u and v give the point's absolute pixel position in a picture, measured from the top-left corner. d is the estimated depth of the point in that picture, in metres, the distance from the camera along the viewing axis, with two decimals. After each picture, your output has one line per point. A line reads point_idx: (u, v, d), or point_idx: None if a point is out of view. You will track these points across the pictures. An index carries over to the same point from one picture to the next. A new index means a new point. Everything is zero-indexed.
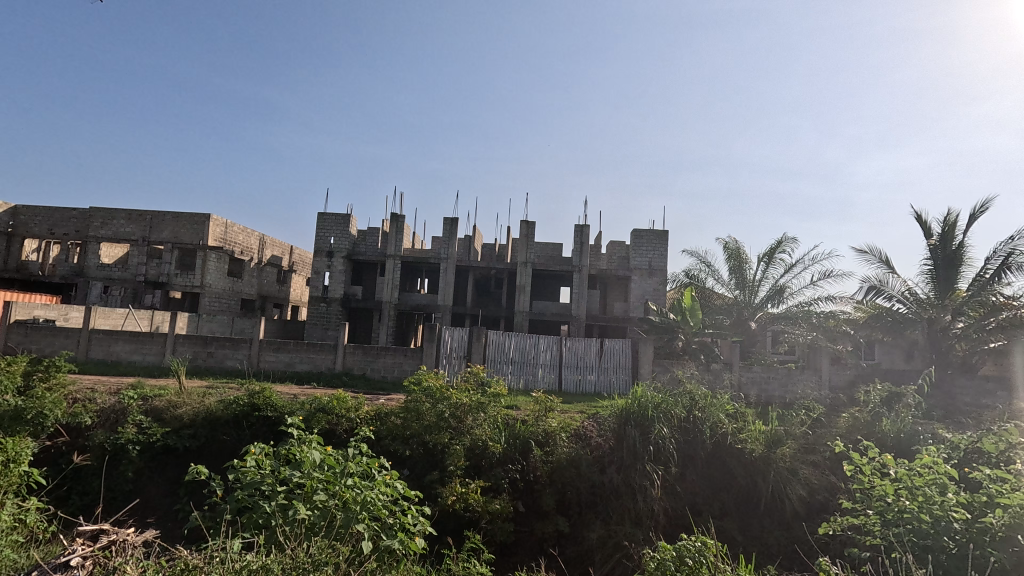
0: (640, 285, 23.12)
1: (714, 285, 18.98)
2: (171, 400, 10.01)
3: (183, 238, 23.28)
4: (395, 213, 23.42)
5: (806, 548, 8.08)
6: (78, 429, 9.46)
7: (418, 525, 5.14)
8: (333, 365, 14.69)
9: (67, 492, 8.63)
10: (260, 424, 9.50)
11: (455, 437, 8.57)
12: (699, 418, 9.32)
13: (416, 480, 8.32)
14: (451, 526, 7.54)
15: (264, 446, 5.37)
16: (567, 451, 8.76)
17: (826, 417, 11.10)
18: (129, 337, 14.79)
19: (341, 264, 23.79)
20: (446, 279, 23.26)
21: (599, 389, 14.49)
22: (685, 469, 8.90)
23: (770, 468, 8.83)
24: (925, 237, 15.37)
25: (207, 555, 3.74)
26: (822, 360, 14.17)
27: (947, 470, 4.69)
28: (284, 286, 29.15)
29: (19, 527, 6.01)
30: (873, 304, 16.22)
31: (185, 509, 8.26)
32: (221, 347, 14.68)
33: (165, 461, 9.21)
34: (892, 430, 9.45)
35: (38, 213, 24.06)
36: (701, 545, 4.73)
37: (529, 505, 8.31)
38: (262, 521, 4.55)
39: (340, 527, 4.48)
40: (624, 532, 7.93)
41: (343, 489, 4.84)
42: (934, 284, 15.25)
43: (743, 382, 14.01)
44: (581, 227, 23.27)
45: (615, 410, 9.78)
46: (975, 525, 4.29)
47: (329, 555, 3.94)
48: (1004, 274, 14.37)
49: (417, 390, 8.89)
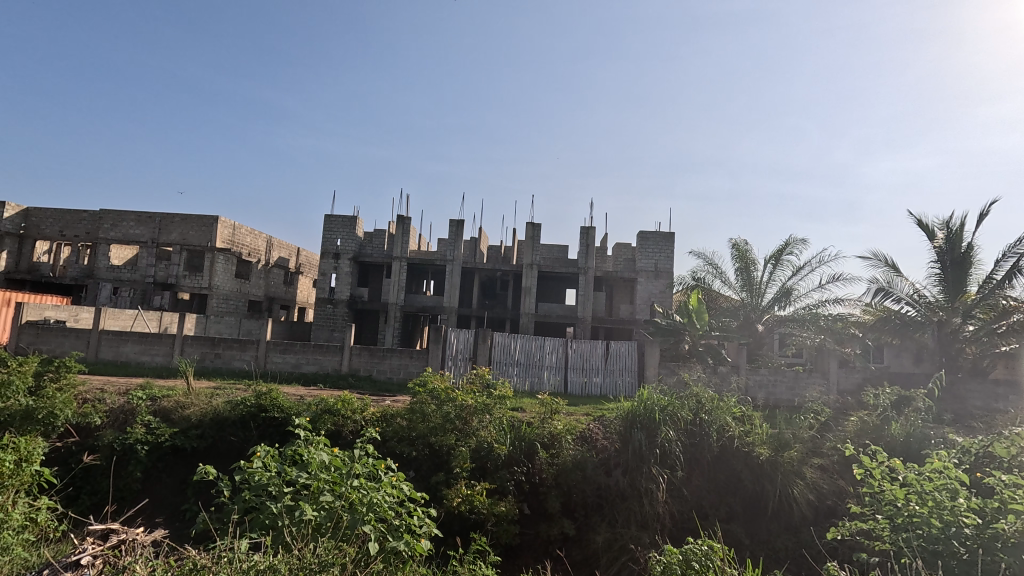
0: (647, 287, 23.05)
1: (720, 287, 18.92)
2: (179, 400, 10.08)
3: (191, 240, 23.45)
4: (401, 215, 23.51)
5: (813, 552, 8.05)
6: (87, 429, 9.53)
7: (423, 527, 5.12)
8: (339, 366, 14.77)
9: (77, 492, 8.71)
10: (267, 425, 9.54)
11: (461, 439, 8.59)
12: (705, 421, 9.28)
13: (423, 482, 8.36)
14: (457, 527, 7.55)
15: (271, 447, 5.38)
16: (573, 453, 8.74)
17: (833, 421, 11.00)
18: (138, 338, 14.91)
19: (348, 265, 23.87)
20: (452, 281, 23.31)
21: (605, 392, 14.47)
22: (691, 473, 8.85)
23: (778, 472, 8.75)
24: (931, 240, 15.28)
25: (215, 555, 3.77)
26: (830, 363, 14.09)
27: (958, 474, 4.61)
28: (291, 287, 29.30)
29: (31, 526, 6.09)
30: (881, 307, 16.11)
31: (193, 510, 8.33)
32: (229, 348, 14.79)
33: (172, 462, 9.28)
34: (901, 434, 9.39)
35: (49, 215, 24.32)
36: (708, 549, 4.73)
37: (535, 507, 8.31)
38: (268, 522, 4.57)
39: (346, 528, 4.52)
40: (630, 535, 7.90)
41: (349, 490, 4.85)
42: (943, 287, 15.18)
43: (750, 385, 13.94)
44: (587, 229, 23.25)
45: (621, 412, 9.74)
46: (987, 530, 4.24)
47: (336, 555, 3.98)
48: (1015, 277, 14.24)
49: (421, 393, 8.95)
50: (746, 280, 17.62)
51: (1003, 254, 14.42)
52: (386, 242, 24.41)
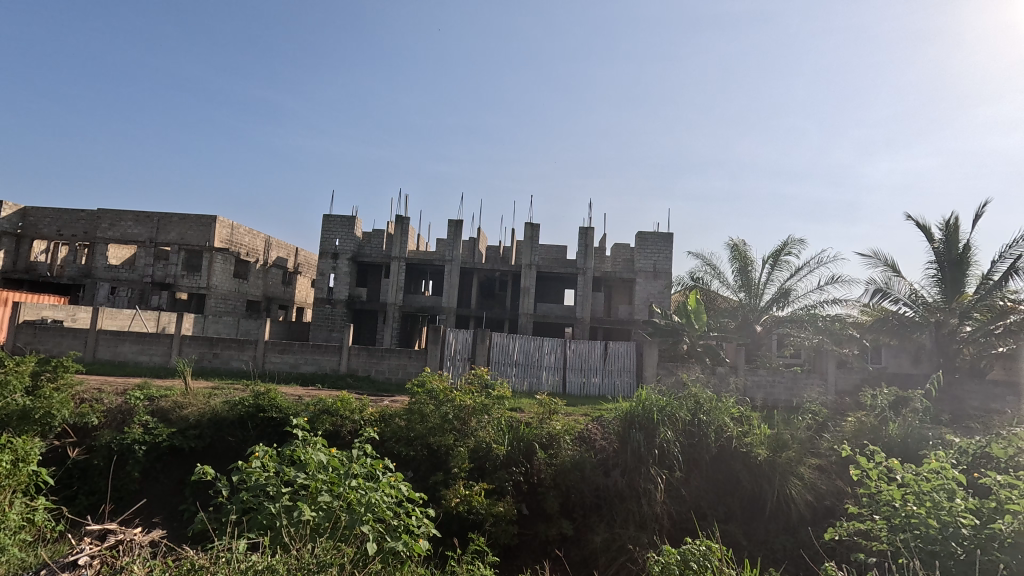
0: (645, 288, 23.05)
1: (719, 287, 18.95)
2: (177, 400, 10.07)
3: (190, 239, 23.41)
4: (400, 215, 23.49)
5: (812, 553, 8.05)
6: (85, 429, 9.51)
7: (421, 528, 5.11)
8: (338, 366, 14.75)
9: (74, 492, 8.69)
10: (266, 425, 9.52)
11: (459, 439, 8.58)
12: (703, 421, 9.29)
13: (421, 483, 8.36)
14: (455, 527, 7.55)
15: (269, 447, 5.36)
16: (571, 453, 8.73)
17: (832, 421, 11.03)
18: (136, 337, 14.88)
19: (346, 265, 23.83)
20: (451, 281, 23.30)
21: (604, 392, 14.45)
22: (689, 473, 8.85)
23: (776, 472, 8.76)
24: (928, 242, 15.31)
25: (213, 555, 3.76)
26: (828, 364, 14.11)
27: (955, 475, 4.62)
28: (289, 287, 29.25)
29: (27, 526, 6.08)
30: (879, 307, 16.13)
31: (191, 510, 8.32)
32: (227, 348, 14.76)
33: (170, 462, 9.26)
34: (899, 434, 9.42)
35: (47, 214, 24.27)
36: (706, 549, 4.74)
37: (533, 507, 8.31)
38: (266, 523, 4.56)
39: (345, 528, 4.49)
40: (629, 535, 7.90)
41: (347, 490, 4.85)
42: (941, 287, 15.11)
43: (748, 386, 13.96)
44: (585, 229, 23.26)
45: (619, 413, 9.74)
46: (984, 531, 4.26)
47: (335, 556, 3.97)
48: (1012, 278, 14.28)
49: (420, 393, 8.96)
50: (744, 281, 17.65)
51: (1000, 254, 14.44)
52: (384, 242, 24.39)
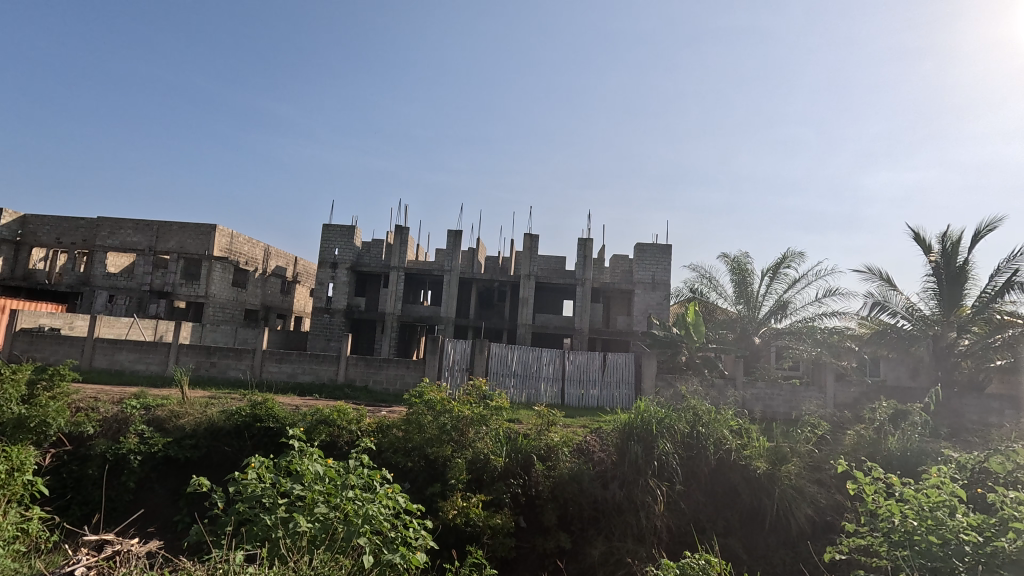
0: (644, 298, 23.12)
1: (717, 299, 19.03)
2: (173, 409, 10.05)
3: (189, 248, 23.38)
4: (399, 224, 23.53)
5: (812, 568, 7.97)
6: (80, 438, 9.44)
7: (419, 539, 5.00)
8: (335, 376, 14.67)
9: (68, 502, 8.65)
10: (261, 435, 9.43)
11: (457, 450, 8.62)
12: (701, 433, 9.26)
13: (418, 493, 8.34)
14: (453, 540, 7.54)
15: (265, 458, 5.27)
16: (569, 466, 8.69)
17: (831, 434, 10.94)
18: (132, 346, 14.82)
19: (345, 275, 23.78)
20: (450, 291, 23.34)
21: (602, 404, 14.39)
22: (687, 487, 8.79)
23: (776, 486, 8.69)
24: (927, 254, 15.41)
25: (209, 568, 3.75)
26: (826, 377, 14.12)
27: (957, 490, 4.56)
28: (287, 296, 29.29)
29: (22, 536, 6.05)
30: (877, 321, 16.20)
31: (185, 522, 8.32)
32: (225, 357, 14.76)
33: (165, 472, 9.22)
34: (899, 448, 9.41)
35: (45, 222, 24.10)
36: (705, 563, 4.68)
37: (531, 520, 8.29)
38: (262, 534, 4.52)
39: (342, 541, 4.44)
40: (626, 549, 7.82)
41: (344, 502, 4.80)
42: (939, 299, 15.24)
43: (747, 398, 13.94)
44: (584, 241, 23.36)
45: (618, 425, 9.72)
46: (985, 547, 4.21)
47: (331, 568, 4.00)
48: (1007, 292, 14.36)
49: (418, 403, 8.94)
50: (742, 293, 17.75)
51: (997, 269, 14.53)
52: (384, 252, 24.44)
